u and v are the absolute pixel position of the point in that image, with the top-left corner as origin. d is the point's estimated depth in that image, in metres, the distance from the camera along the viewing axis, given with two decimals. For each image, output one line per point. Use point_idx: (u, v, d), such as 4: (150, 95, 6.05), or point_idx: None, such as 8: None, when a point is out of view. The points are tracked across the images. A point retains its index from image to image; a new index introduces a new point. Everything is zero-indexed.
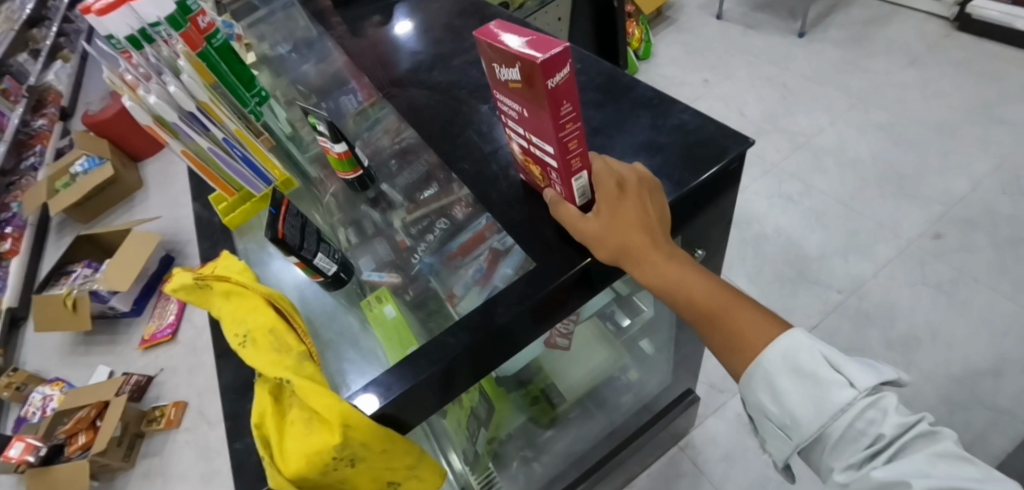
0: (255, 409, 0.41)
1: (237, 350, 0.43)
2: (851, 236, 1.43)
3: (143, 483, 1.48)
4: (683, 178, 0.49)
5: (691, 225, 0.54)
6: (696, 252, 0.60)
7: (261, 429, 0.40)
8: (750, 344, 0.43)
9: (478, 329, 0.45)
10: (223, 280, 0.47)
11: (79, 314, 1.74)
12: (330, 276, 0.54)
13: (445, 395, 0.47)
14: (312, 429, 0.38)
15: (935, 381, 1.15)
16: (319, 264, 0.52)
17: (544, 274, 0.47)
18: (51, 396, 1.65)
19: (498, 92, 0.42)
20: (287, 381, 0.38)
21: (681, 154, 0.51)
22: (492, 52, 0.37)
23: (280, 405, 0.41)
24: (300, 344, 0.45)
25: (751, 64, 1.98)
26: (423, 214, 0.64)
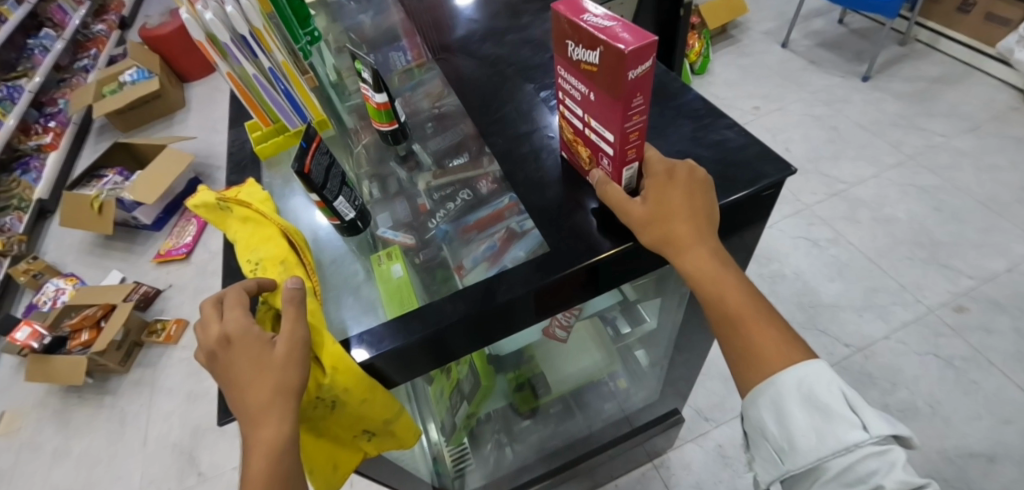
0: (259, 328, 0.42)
1: (248, 276, 0.44)
2: (870, 293, 1.39)
3: (134, 389, 1.53)
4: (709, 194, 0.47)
5: None
6: None
7: None
8: (770, 361, 0.44)
9: (478, 302, 0.45)
10: (244, 206, 0.48)
11: (103, 217, 1.79)
12: (346, 222, 0.54)
13: (430, 360, 0.47)
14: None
15: (925, 455, 1.13)
16: (337, 208, 0.52)
17: (555, 262, 0.47)
18: (63, 289, 1.72)
19: (572, 108, 0.45)
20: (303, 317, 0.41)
21: (714, 172, 0.49)
22: (558, 82, 0.46)
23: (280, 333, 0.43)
24: (305, 281, 0.45)
25: (805, 101, 1.92)
26: (448, 182, 0.65)
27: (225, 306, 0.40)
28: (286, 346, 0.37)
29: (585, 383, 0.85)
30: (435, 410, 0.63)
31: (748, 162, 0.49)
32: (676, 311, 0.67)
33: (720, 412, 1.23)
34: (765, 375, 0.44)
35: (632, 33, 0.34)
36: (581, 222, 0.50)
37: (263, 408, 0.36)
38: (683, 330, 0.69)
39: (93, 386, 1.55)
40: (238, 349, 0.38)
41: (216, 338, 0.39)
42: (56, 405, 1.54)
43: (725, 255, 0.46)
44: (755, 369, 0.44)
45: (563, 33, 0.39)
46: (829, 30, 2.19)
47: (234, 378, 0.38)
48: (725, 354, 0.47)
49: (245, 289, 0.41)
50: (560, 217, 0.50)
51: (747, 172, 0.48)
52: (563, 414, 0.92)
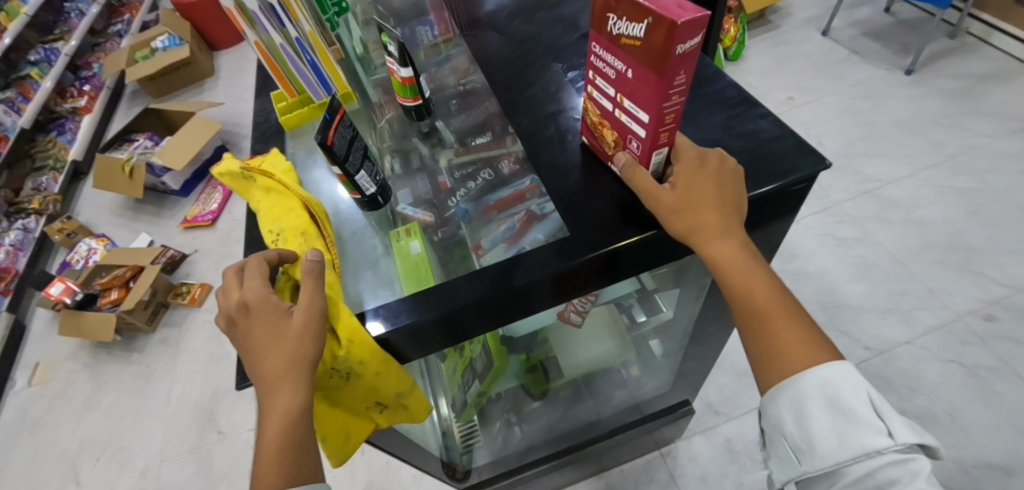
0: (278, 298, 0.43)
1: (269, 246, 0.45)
2: (896, 296, 1.35)
3: (159, 348, 1.58)
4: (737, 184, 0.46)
5: None
6: None
7: None
8: (794, 359, 0.43)
9: (495, 283, 0.45)
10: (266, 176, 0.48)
11: (134, 181, 1.84)
12: (367, 196, 0.55)
13: (445, 337, 0.47)
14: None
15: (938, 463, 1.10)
16: (359, 182, 0.52)
17: (574, 246, 0.46)
18: (95, 249, 1.78)
19: (603, 87, 0.44)
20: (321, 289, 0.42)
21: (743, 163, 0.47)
22: (589, 60, 0.44)
23: None
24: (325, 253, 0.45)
25: (843, 93, 1.85)
26: (471, 160, 0.64)
27: (245, 274, 0.41)
28: (302, 312, 0.38)
29: (597, 369, 0.85)
30: (446, 386, 0.64)
31: (780, 154, 0.47)
32: (695, 302, 0.66)
33: (731, 406, 1.22)
34: (786, 373, 0.43)
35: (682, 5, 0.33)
36: (603, 208, 0.49)
37: (278, 376, 0.37)
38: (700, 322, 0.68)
39: (121, 343, 1.62)
40: (255, 318, 0.39)
41: (236, 304, 0.40)
42: (86, 359, 1.61)
43: (752, 249, 0.45)
44: (777, 365, 0.44)
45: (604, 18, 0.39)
46: (875, 20, 2.09)
47: (253, 347, 0.39)
48: (747, 349, 0.46)
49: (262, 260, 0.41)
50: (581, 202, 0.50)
51: (779, 164, 0.46)
52: (573, 399, 0.92)
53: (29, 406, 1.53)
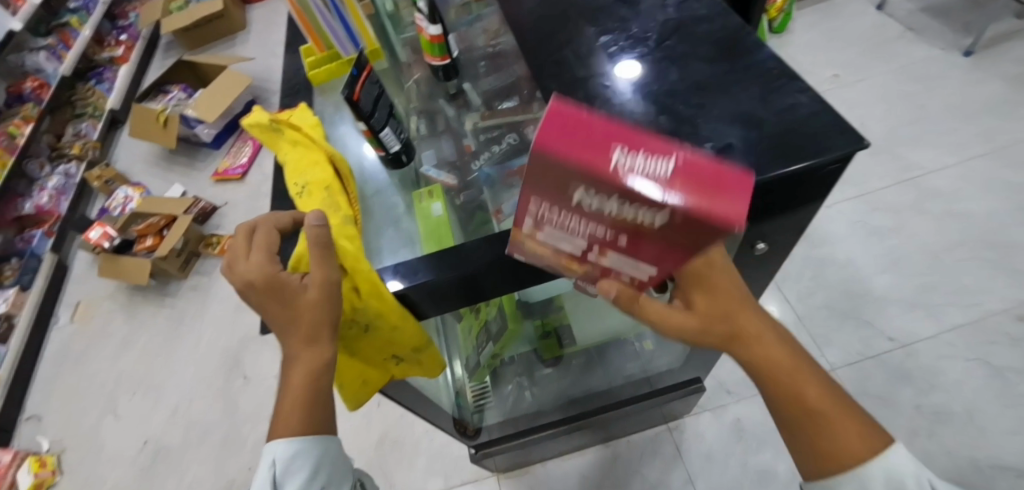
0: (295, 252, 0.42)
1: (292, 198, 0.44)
2: (926, 289, 1.31)
3: (190, 295, 1.65)
4: (769, 160, 0.44)
5: (761, 220, 0.50)
6: (758, 244, 0.54)
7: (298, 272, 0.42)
8: (852, 454, 0.42)
9: (513, 245, 0.46)
10: (293, 129, 0.48)
11: (168, 131, 1.88)
12: (391, 154, 0.55)
13: (462, 297, 0.48)
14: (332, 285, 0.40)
15: (948, 459, 1.10)
16: (383, 139, 0.52)
17: None
18: (131, 197, 1.85)
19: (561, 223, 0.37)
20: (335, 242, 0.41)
21: (776, 139, 0.45)
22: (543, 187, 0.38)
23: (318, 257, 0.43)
24: (347, 208, 0.45)
25: (892, 73, 1.75)
26: (496, 124, 0.65)
27: (251, 245, 0.41)
28: (311, 283, 0.38)
29: (610, 339, 0.85)
30: (461, 346, 0.67)
31: (817, 132, 0.45)
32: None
33: (743, 387, 1.22)
34: (846, 468, 0.42)
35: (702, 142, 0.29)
36: None
37: (307, 343, 0.39)
38: (718, 299, 0.68)
39: (155, 288, 1.69)
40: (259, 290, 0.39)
41: (241, 281, 0.39)
42: (123, 300, 1.69)
43: (784, 336, 0.43)
44: (833, 462, 0.42)
45: (595, 168, 0.26)
46: None
47: (268, 317, 0.40)
48: (791, 447, 0.45)
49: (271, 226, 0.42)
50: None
51: (815, 141, 0.44)
52: (584, 367, 0.95)
53: (72, 341, 1.63)
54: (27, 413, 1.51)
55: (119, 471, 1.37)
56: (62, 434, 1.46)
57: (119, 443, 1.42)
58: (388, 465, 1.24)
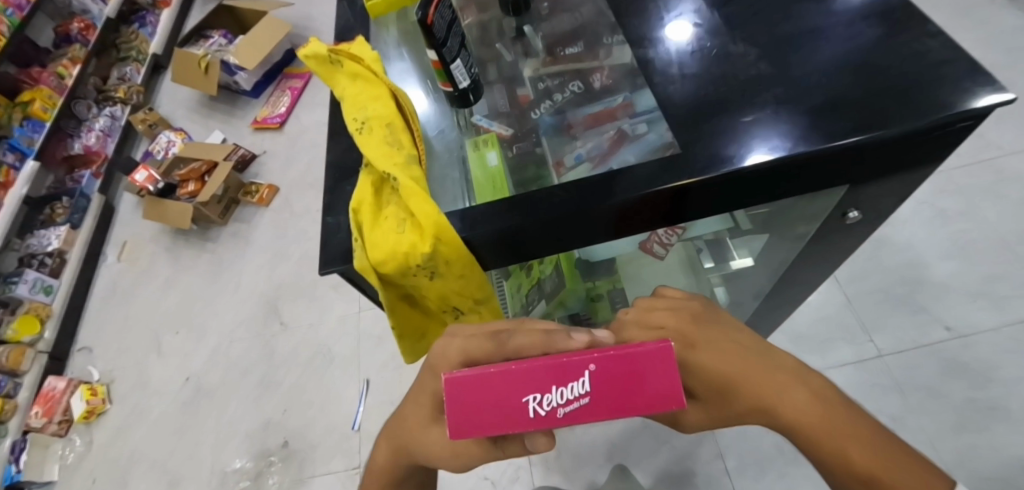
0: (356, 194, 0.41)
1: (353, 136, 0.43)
2: (993, 279, 1.22)
3: (229, 241, 1.68)
4: (884, 111, 0.39)
5: (861, 181, 0.44)
6: (848, 213, 0.50)
7: (357, 214, 0.40)
8: None
9: (584, 194, 0.42)
10: (355, 62, 0.46)
11: (209, 77, 1.88)
12: (458, 90, 0.57)
13: (521, 250, 0.46)
14: (404, 229, 0.39)
15: (1000, 457, 1.04)
16: (453, 72, 0.54)
17: (677, 168, 0.42)
18: (174, 142, 1.87)
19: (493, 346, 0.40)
20: (394, 179, 0.38)
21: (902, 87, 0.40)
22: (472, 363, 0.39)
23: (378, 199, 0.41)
24: (410, 146, 0.43)
25: (978, 43, 1.59)
26: (559, 71, 0.61)
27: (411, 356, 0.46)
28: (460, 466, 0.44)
29: None
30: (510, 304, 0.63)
31: (950, 80, 0.39)
32: (790, 245, 0.60)
33: None
34: None
35: (619, 366, 0.32)
36: (711, 127, 0.43)
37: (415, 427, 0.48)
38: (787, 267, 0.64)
39: (197, 232, 1.73)
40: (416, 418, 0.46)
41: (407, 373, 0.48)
42: (166, 242, 1.74)
43: (810, 383, 0.41)
44: None
45: (512, 431, 0.33)
46: None
47: (407, 436, 0.47)
48: None
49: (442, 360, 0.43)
50: (694, 115, 0.44)
51: (943, 93, 0.39)
52: None
53: (120, 279, 1.70)
54: (79, 345, 1.59)
55: (162, 404, 1.44)
56: (111, 367, 1.53)
57: (163, 377, 1.49)
58: None
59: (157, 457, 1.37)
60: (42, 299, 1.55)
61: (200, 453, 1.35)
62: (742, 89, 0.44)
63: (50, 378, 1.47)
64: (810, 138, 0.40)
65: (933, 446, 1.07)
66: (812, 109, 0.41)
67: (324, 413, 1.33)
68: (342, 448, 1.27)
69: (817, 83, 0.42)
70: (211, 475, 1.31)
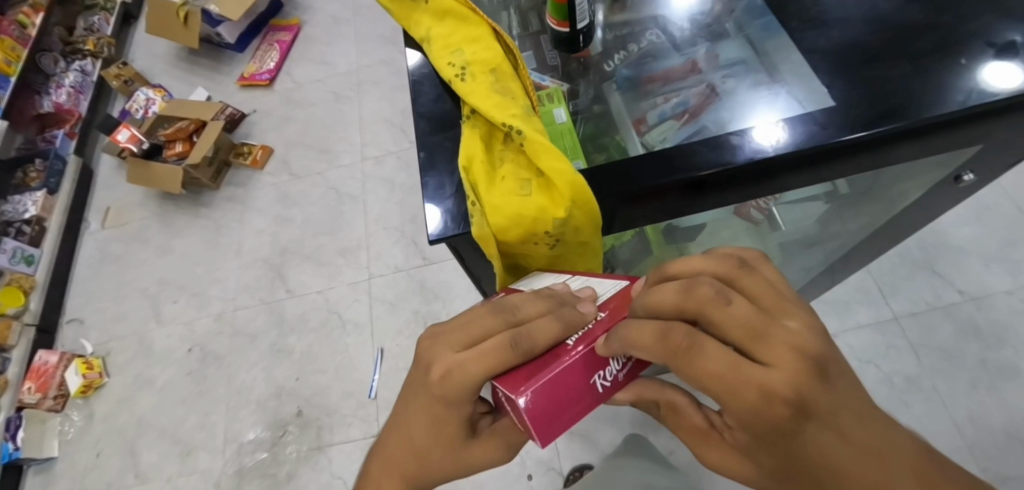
0: (465, 152, 0.43)
1: (453, 83, 0.47)
2: (1008, 243, 1.24)
3: (224, 206, 1.60)
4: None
5: (1001, 135, 0.45)
6: (963, 175, 0.51)
7: (469, 174, 0.42)
8: None
9: (720, 146, 0.43)
10: (448, 4, 0.51)
11: (190, 28, 1.73)
12: (574, 31, 0.56)
13: (643, 213, 0.47)
14: (529, 192, 0.40)
15: (1010, 414, 1.08)
16: (574, 9, 0.54)
17: (842, 116, 0.42)
18: (154, 100, 1.74)
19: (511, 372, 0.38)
20: (518, 130, 0.41)
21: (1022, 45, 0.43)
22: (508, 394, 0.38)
23: (490, 157, 0.43)
24: (522, 95, 0.46)
25: None
26: (627, 22, 0.64)
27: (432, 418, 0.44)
28: (506, 461, 0.49)
29: None
30: None
31: None
32: (887, 204, 0.60)
33: None
34: None
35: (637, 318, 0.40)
36: (848, 78, 0.44)
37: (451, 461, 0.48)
38: (878, 224, 0.64)
39: (187, 197, 1.63)
40: (447, 450, 0.46)
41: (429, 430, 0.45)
42: (155, 207, 1.64)
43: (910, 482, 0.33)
44: None
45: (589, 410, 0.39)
46: None
47: (433, 468, 0.47)
48: None
49: (467, 390, 0.39)
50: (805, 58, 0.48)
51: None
52: None
53: (107, 246, 1.61)
54: (69, 316, 1.51)
55: (167, 374, 1.39)
56: (106, 338, 1.46)
57: (165, 347, 1.43)
58: None
59: (165, 428, 1.33)
60: (25, 269, 1.46)
61: (211, 424, 1.31)
62: (897, 39, 0.45)
63: (42, 351, 1.39)
64: (911, 103, 0.41)
65: (945, 405, 1.11)
66: (926, 70, 0.43)
67: (339, 381, 1.30)
68: (360, 416, 1.25)
69: (941, 39, 0.44)
70: (225, 446, 1.28)
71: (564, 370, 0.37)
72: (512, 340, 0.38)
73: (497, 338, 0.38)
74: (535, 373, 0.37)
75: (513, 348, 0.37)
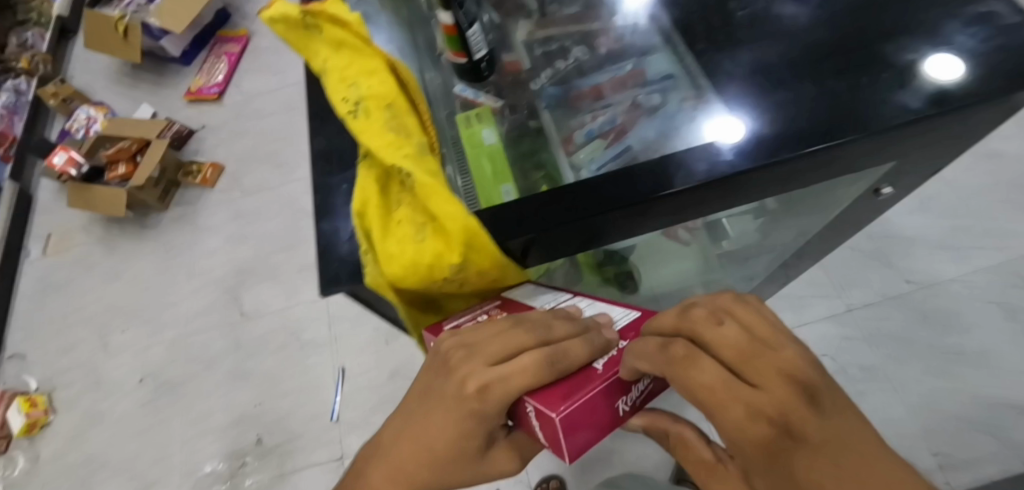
0: (358, 197, 0.40)
1: (345, 121, 0.41)
2: (953, 231, 1.28)
3: (173, 227, 1.53)
4: (949, 80, 0.40)
5: (914, 152, 0.45)
6: (881, 187, 0.53)
7: (363, 220, 0.39)
8: None
9: (634, 177, 0.41)
10: (334, 26, 0.44)
11: (130, 43, 1.66)
12: (472, 61, 0.58)
13: (560, 248, 0.44)
14: (424, 237, 0.37)
15: (959, 398, 1.12)
16: (466, 40, 0.57)
17: (757, 142, 0.40)
18: (95, 118, 1.67)
19: (541, 390, 0.37)
20: (409, 174, 0.37)
21: (976, 47, 0.41)
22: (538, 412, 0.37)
23: (386, 200, 0.40)
24: (416, 131, 0.43)
25: None
26: (555, 36, 0.63)
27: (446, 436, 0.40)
28: (515, 470, 0.48)
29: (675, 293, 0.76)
30: None
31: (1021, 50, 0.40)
32: (821, 213, 0.61)
33: None
34: None
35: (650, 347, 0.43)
36: (765, 98, 0.42)
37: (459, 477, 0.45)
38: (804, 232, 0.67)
39: (134, 220, 1.56)
40: (458, 468, 0.43)
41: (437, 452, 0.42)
42: (100, 232, 1.57)
43: None
44: None
45: (605, 433, 0.40)
46: None
47: (443, 479, 0.44)
48: None
49: (499, 410, 0.38)
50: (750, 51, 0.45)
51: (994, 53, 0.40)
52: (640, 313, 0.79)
53: (50, 275, 1.53)
54: (11, 352, 1.43)
55: (119, 407, 1.33)
56: (52, 372, 1.39)
57: (116, 379, 1.36)
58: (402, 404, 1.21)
59: (119, 465, 1.27)
60: None
61: (168, 457, 1.26)
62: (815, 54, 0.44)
63: None
64: (846, 113, 0.40)
65: (899, 392, 1.14)
66: (869, 76, 0.41)
67: (301, 404, 1.26)
68: (323, 440, 1.21)
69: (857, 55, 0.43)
70: (183, 479, 1.23)
71: (598, 391, 0.37)
72: (551, 358, 0.37)
73: (530, 352, 0.38)
74: (572, 392, 0.37)
75: (550, 366, 0.37)
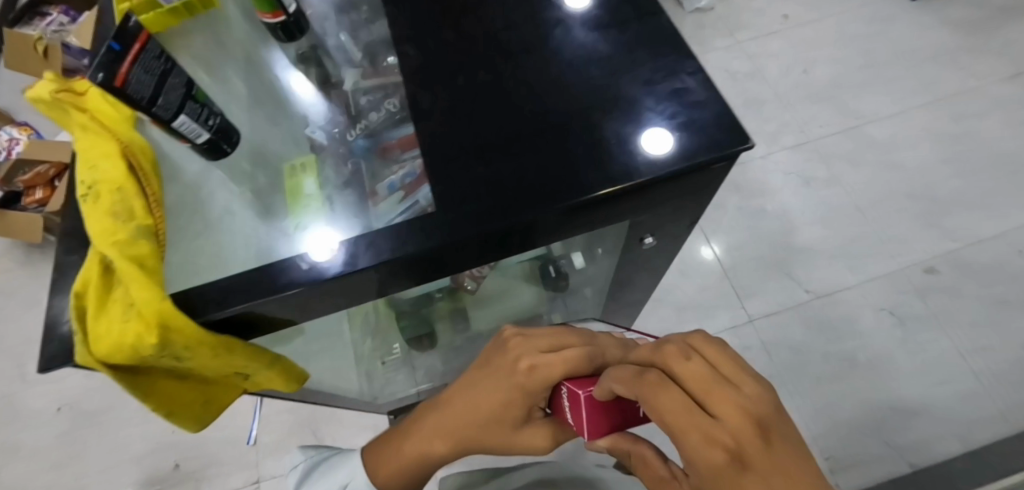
0: (81, 278, 0.44)
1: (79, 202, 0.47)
2: (850, 241, 1.34)
3: None
4: (643, 154, 0.47)
5: (639, 212, 0.53)
6: (646, 237, 0.60)
7: (79, 301, 0.44)
8: None
9: (379, 241, 0.47)
10: (81, 112, 0.51)
11: (50, 63, 1.63)
12: (200, 144, 0.56)
13: (313, 306, 0.50)
14: (127, 318, 0.41)
15: (847, 403, 1.18)
16: (185, 132, 0.53)
17: (482, 211, 0.46)
18: (16, 139, 1.62)
19: (574, 378, 0.43)
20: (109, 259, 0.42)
21: (669, 123, 0.49)
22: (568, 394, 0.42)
23: (107, 280, 0.44)
24: (143, 214, 0.48)
25: (845, 14, 1.68)
26: (381, 83, 0.63)
27: (494, 403, 0.49)
28: (546, 452, 0.54)
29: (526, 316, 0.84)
30: (348, 332, 0.70)
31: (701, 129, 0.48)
32: (608, 253, 0.67)
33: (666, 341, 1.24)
34: None
35: None
36: (499, 166, 0.48)
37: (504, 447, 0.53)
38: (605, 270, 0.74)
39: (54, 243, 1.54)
40: (498, 436, 0.52)
41: (485, 417, 0.50)
42: (20, 257, 1.54)
43: None
44: None
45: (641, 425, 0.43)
46: None
47: (485, 443, 0.53)
48: None
49: (545, 388, 0.46)
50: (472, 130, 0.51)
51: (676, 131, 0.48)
52: None
53: None
54: None
55: (33, 438, 1.31)
56: None
57: (31, 408, 1.34)
58: (319, 425, 1.24)
59: None
60: None
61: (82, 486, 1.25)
62: (542, 128, 0.50)
63: None
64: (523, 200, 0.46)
65: (792, 398, 1.19)
66: (578, 151, 0.48)
67: (218, 428, 1.26)
68: (241, 463, 1.22)
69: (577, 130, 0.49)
70: None
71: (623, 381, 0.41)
72: (591, 354, 0.44)
73: (575, 349, 0.45)
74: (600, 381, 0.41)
75: (589, 361, 0.44)
